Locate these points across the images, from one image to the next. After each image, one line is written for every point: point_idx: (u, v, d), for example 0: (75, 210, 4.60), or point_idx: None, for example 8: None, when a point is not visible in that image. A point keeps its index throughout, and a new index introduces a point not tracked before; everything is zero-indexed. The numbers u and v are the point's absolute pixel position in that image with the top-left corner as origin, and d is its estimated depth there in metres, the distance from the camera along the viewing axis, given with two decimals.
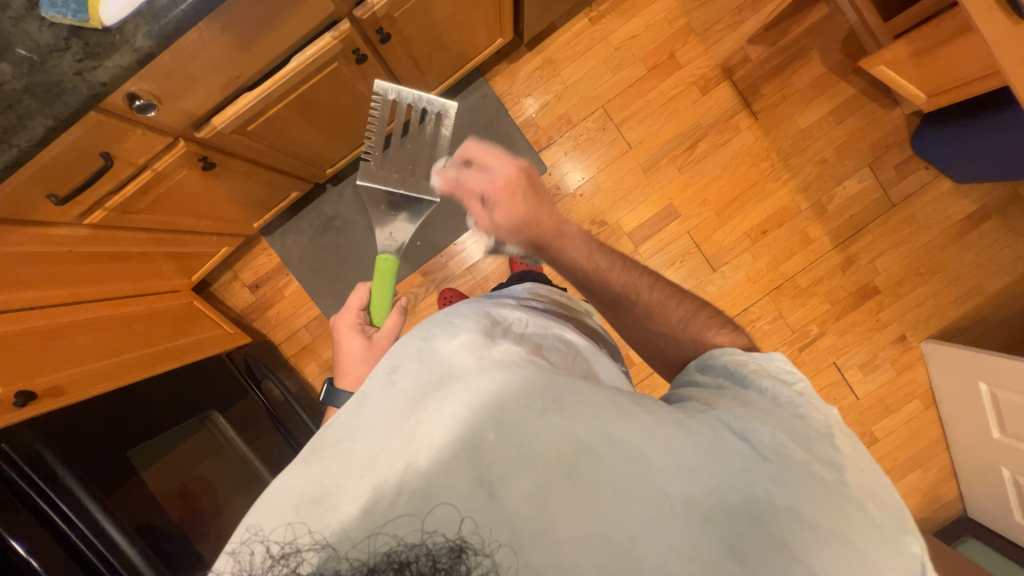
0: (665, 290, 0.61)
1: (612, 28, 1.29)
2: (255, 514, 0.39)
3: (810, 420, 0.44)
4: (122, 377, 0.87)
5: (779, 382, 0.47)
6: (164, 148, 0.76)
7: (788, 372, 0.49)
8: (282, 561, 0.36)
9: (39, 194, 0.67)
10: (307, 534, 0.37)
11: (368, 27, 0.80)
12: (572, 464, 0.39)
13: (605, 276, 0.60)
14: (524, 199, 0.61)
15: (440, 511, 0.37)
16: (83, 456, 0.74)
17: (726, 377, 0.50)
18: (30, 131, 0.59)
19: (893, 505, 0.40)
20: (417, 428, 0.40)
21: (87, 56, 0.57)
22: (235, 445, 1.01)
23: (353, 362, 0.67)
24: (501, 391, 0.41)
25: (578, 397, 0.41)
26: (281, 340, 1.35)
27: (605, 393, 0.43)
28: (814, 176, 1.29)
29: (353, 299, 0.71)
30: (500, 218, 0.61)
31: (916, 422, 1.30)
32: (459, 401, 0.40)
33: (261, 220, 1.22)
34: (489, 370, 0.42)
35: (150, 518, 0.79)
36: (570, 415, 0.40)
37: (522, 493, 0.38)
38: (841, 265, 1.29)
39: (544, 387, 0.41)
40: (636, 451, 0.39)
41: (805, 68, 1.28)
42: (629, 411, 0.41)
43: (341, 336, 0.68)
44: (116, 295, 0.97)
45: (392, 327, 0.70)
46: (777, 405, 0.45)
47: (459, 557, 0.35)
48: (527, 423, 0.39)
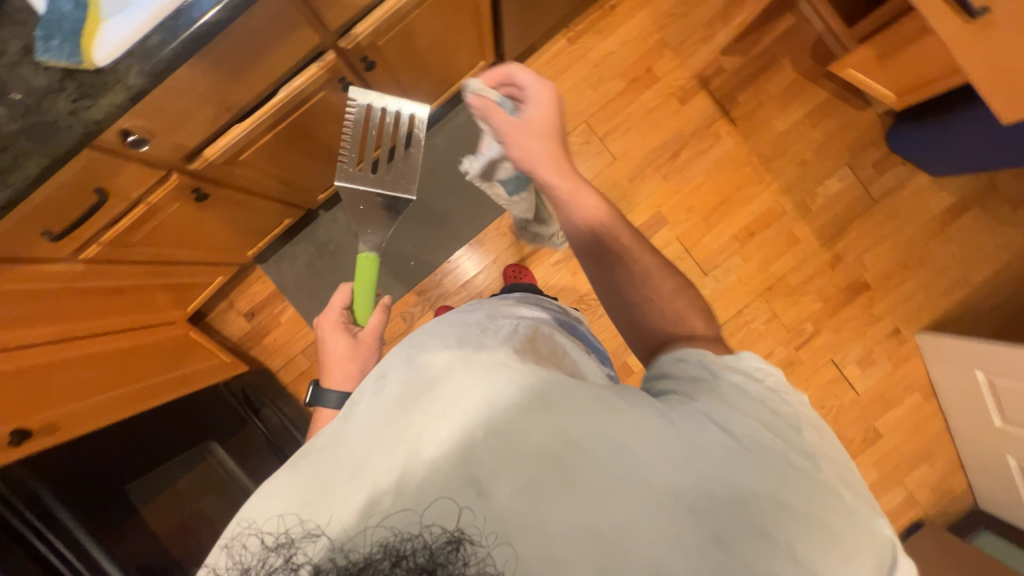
0: (643, 245, 0.63)
1: (590, 46, 1.34)
2: (247, 506, 0.40)
3: (782, 414, 0.44)
4: (126, 408, 0.87)
5: (749, 378, 0.46)
6: (157, 182, 0.78)
7: (758, 366, 0.47)
8: (280, 550, 0.37)
9: (33, 232, 0.69)
10: (299, 524, 0.38)
11: (353, 57, 0.82)
12: (561, 460, 0.39)
13: (591, 219, 0.63)
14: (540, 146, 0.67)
15: (433, 509, 0.37)
16: (79, 494, 0.74)
17: (699, 372, 0.47)
18: (26, 170, 0.60)
19: (860, 490, 0.42)
20: (406, 430, 0.40)
21: (81, 96, 0.59)
22: (236, 477, 0.99)
23: (339, 360, 0.67)
24: (488, 389, 0.41)
25: (565, 393, 0.41)
26: (279, 367, 1.34)
27: (592, 389, 0.43)
28: (795, 177, 1.33)
29: (336, 298, 0.71)
30: (518, 154, 0.66)
31: (918, 414, 1.30)
32: (445, 400, 0.40)
33: (255, 249, 1.23)
34: (476, 370, 0.41)
35: (149, 556, 0.79)
36: (558, 411, 0.40)
37: (512, 489, 0.38)
38: (830, 262, 1.31)
39: (531, 386, 0.41)
40: (623, 445, 0.40)
41: (778, 75, 1.33)
42: (616, 407, 0.41)
43: (326, 335, 0.68)
44: (113, 329, 0.97)
45: (376, 327, 0.70)
46: (750, 399, 0.44)
47: (458, 545, 0.36)
48: (515, 420, 0.40)
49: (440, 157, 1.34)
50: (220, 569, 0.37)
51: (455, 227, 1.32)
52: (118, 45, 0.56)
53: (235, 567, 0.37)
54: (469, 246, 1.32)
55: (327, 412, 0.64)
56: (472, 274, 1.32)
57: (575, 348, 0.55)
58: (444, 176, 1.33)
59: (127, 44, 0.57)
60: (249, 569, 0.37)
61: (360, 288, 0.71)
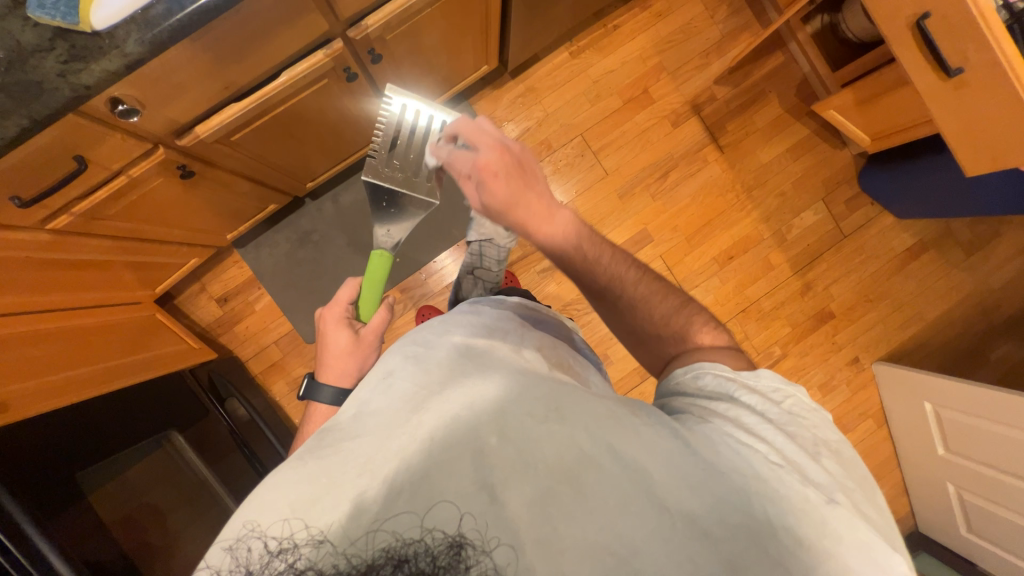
0: (652, 286, 0.64)
1: (590, 62, 1.37)
2: (249, 508, 0.38)
3: (798, 438, 0.46)
4: (78, 393, 0.83)
5: (766, 401, 0.49)
6: (142, 155, 0.74)
7: (775, 388, 0.50)
8: (282, 555, 0.35)
9: (1, 195, 0.64)
10: (304, 529, 0.36)
11: (360, 48, 0.81)
12: (574, 473, 0.40)
13: (592, 267, 0.61)
14: (511, 181, 0.59)
15: (439, 510, 0.36)
16: (25, 487, 0.67)
17: (720, 387, 0.51)
18: (2, 130, 0.56)
19: (877, 525, 0.43)
20: (418, 430, 0.40)
21: (72, 59, 0.55)
22: (192, 467, 0.94)
23: (339, 356, 0.66)
24: (504, 397, 0.42)
25: (577, 407, 0.43)
26: (249, 357, 1.29)
27: (604, 404, 0.45)
28: (774, 207, 1.39)
29: (342, 292, 0.69)
30: (487, 198, 0.59)
31: (870, 440, 1.37)
32: (461, 403, 0.41)
33: (235, 232, 1.18)
34: (493, 377, 0.43)
35: (95, 555, 0.70)
36: (572, 424, 0.42)
37: (523, 498, 0.38)
38: (800, 290, 1.38)
39: (544, 397, 0.43)
40: (635, 461, 0.41)
41: (765, 108, 1.40)
42: (627, 424, 0.43)
43: (328, 329, 0.67)
44: (74, 305, 0.91)
45: (378, 326, 0.68)
46: (766, 421, 0.47)
47: (459, 553, 0.35)
48: (528, 428, 0.40)
49: None
50: (221, 571, 0.34)
51: (444, 228, 1.31)
52: (119, 10, 0.54)
53: (236, 570, 0.34)
54: (456, 249, 1.32)
55: (322, 406, 0.64)
56: (457, 276, 1.32)
57: (579, 363, 0.57)
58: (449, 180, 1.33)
59: (129, 10, 0.54)
60: (252, 571, 0.34)
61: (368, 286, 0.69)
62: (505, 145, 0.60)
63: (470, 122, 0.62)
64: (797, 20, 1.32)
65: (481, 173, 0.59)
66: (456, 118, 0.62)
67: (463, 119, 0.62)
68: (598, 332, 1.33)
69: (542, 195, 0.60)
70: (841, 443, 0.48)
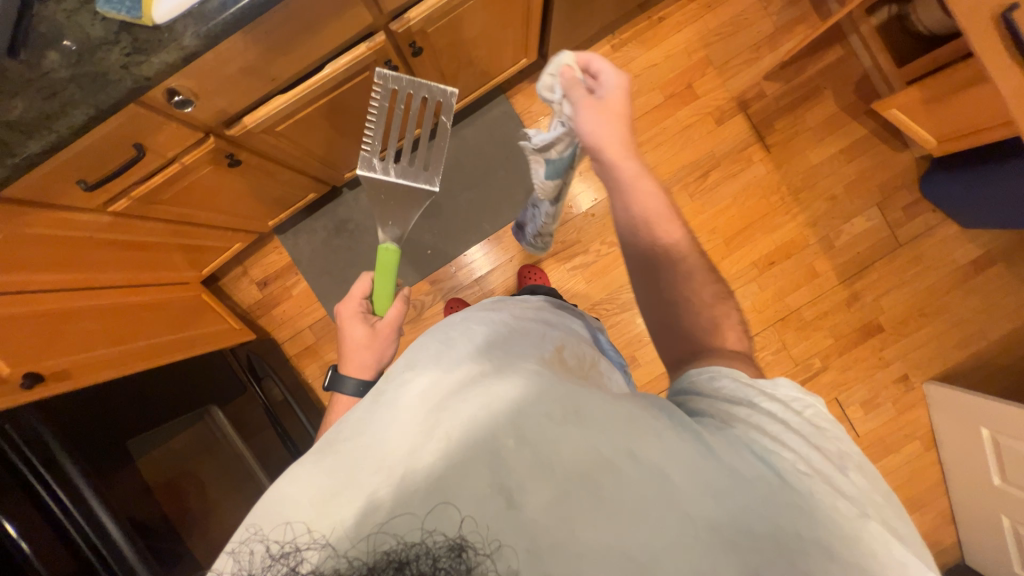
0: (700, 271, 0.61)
1: (633, 56, 1.33)
2: (255, 514, 0.39)
3: (820, 446, 0.43)
4: (132, 365, 0.88)
5: (785, 407, 0.45)
6: (194, 143, 0.78)
7: (791, 395, 0.47)
8: (282, 560, 0.36)
9: (68, 179, 0.69)
10: (306, 532, 0.37)
11: (402, 41, 0.82)
12: (592, 477, 0.39)
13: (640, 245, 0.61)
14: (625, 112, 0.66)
15: (442, 510, 0.36)
16: (83, 447, 0.72)
17: (734, 391, 0.47)
18: (71, 119, 0.60)
19: (904, 537, 0.40)
20: (435, 428, 0.40)
21: (134, 51, 0.58)
22: (229, 441, 1.01)
23: (357, 349, 0.68)
24: (525, 398, 0.41)
25: (598, 412, 0.42)
26: (285, 339, 1.34)
27: (623, 407, 0.43)
28: (823, 211, 1.31)
29: (357, 287, 0.71)
30: (609, 99, 0.64)
31: (916, 464, 1.28)
32: (478, 402, 0.41)
33: (277, 219, 1.23)
34: (511, 377, 0.43)
35: (138, 513, 0.74)
36: (589, 428, 0.41)
37: (542, 503, 0.37)
38: (846, 300, 1.30)
39: (563, 398, 0.42)
40: (657, 469, 0.39)
41: (818, 106, 1.32)
42: (651, 430, 0.41)
43: (344, 324, 0.69)
44: (131, 283, 0.98)
45: (394, 315, 0.70)
46: (785, 427, 0.44)
47: (460, 556, 0.34)
48: (547, 432, 0.40)
49: (469, 149, 1.33)
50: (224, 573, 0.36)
51: (476, 222, 1.32)
52: (177, 5, 0.57)
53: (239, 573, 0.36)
54: (486, 242, 1.32)
55: (344, 398, 0.67)
56: (486, 271, 1.32)
57: (603, 364, 0.56)
58: (484, 174, 1.32)
59: (186, 4, 0.57)
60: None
61: (381, 279, 0.70)
62: None
63: None
64: (860, 11, 1.23)
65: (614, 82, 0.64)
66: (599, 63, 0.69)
67: None
68: (626, 334, 1.30)
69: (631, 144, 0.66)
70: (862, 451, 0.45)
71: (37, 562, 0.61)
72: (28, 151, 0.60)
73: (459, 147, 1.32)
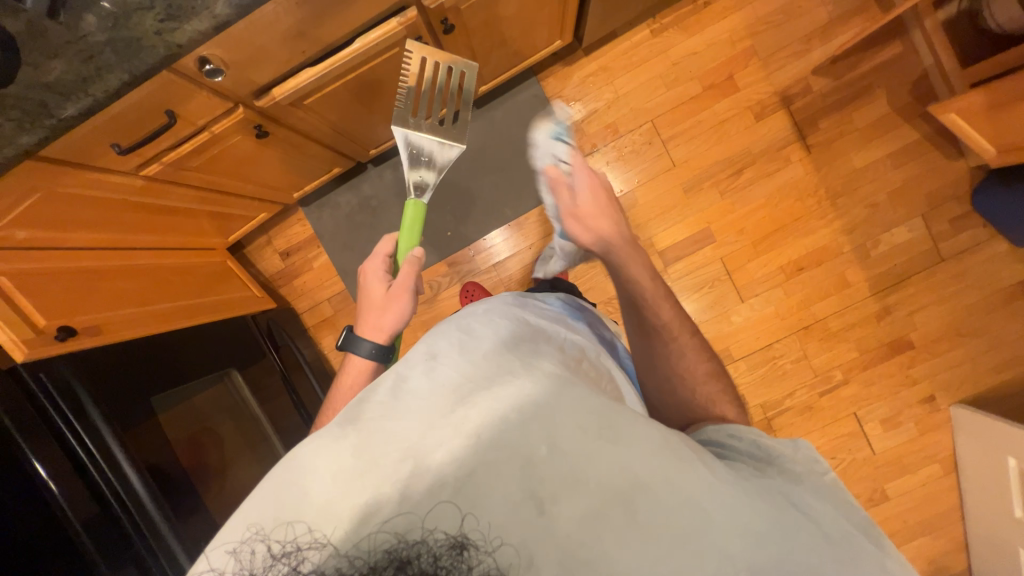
0: (696, 358, 0.61)
1: (673, 42, 1.27)
2: (252, 510, 0.38)
3: (849, 510, 0.43)
4: (156, 325, 0.91)
5: (810, 472, 0.46)
6: (224, 113, 0.79)
7: (804, 456, 0.48)
8: (285, 558, 0.37)
9: (103, 142, 0.71)
10: (307, 532, 0.37)
11: (434, 17, 0.80)
12: (625, 496, 0.39)
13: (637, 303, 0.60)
14: (599, 198, 0.62)
15: (441, 510, 0.37)
16: (109, 397, 0.75)
17: (752, 454, 0.48)
18: (107, 83, 0.61)
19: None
20: (463, 423, 0.40)
21: (168, 18, 0.58)
22: (248, 405, 1.01)
23: (375, 310, 0.68)
24: (559, 405, 0.41)
25: (632, 429, 0.41)
26: (304, 310, 1.38)
27: (657, 428, 0.43)
28: (861, 218, 1.25)
29: (382, 246, 0.72)
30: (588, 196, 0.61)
31: (933, 487, 1.24)
32: (509, 402, 0.41)
33: (302, 192, 1.24)
34: (542, 380, 0.42)
35: (160, 460, 0.78)
36: (623, 445, 0.40)
37: (571, 516, 0.38)
38: (877, 314, 1.25)
39: (598, 411, 0.42)
40: (693, 500, 0.39)
41: (868, 106, 1.24)
42: (687, 458, 0.41)
43: (366, 282, 0.70)
44: (159, 245, 1.01)
45: (410, 272, 0.69)
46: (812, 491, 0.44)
47: (460, 554, 0.36)
48: (578, 444, 0.40)
49: (496, 132, 1.30)
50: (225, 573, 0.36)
51: (498, 207, 1.30)
52: None
53: (240, 572, 0.37)
54: (506, 228, 1.31)
55: (356, 358, 0.67)
56: (504, 256, 1.31)
57: (620, 378, 0.58)
58: (510, 159, 1.30)
59: None
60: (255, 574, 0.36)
61: (406, 234, 0.70)
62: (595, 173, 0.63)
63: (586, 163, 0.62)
64: (926, 5, 1.14)
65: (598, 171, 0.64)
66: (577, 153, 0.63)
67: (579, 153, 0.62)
68: None
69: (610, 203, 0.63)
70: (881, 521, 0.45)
71: (65, 505, 0.66)
72: (66, 114, 0.61)
73: (487, 128, 1.30)
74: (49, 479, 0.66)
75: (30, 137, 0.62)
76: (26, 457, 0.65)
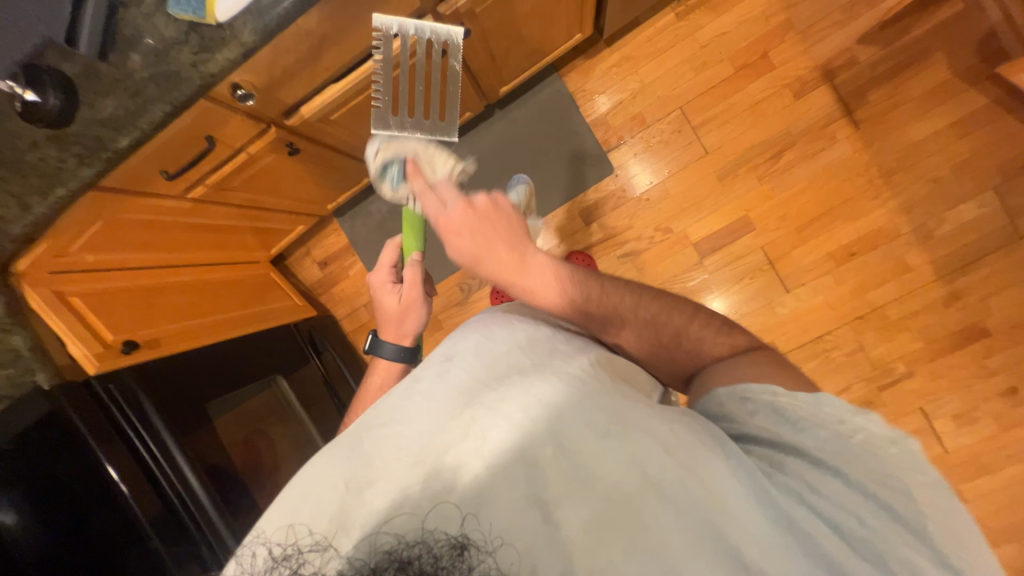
0: (655, 304, 0.57)
1: (700, 24, 1.22)
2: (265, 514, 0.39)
3: (892, 489, 0.39)
4: (209, 336, 0.97)
5: (838, 435, 0.41)
6: (259, 133, 0.83)
7: (846, 415, 0.42)
8: (286, 562, 0.35)
9: (154, 170, 0.77)
10: (309, 534, 0.36)
11: (450, 23, 0.81)
12: (635, 500, 0.37)
13: (588, 306, 0.56)
14: (476, 235, 0.56)
15: (442, 510, 0.36)
16: (170, 405, 0.81)
17: (772, 420, 0.43)
18: (151, 115, 0.65)
19: None
20: (472, 425, 0.40)
21: (201, 50, 0.63)
22: (293, 408, 1.06)
23: (394, 317, 0.70)
24: (568, 406, 0.41)
25: (642, 428, 0.40)
26: (342, 316, 1.43)
27: (670, 426, 0.41)
28: (920, 196, 1.14)
29: (385, 256, 0.71)
30: (454, 249, 0.57)
31: (1017, 490, 1.12)
32: (521, 401, 0.41)
33: (335, 203, 1.29)
34: (552, 381, 0.42)
35: (219, 461, 0.85)
36: (633, 444, 0.39)
37: (579, 520, 0.36)
38: (943, 299, 1.14)
39: (607, 409, 0.41)
40: (706, 502, 0.38)
41: (924, 73, 1.13)
42: (700, 458, 0.40)
43: (377, 293, 0.70)
44: (210, 262, 1.08)
45: (415, 279, 0.69)
46: (844, 467, 0.40)
47: (461, 554, 0.34)
48: (587, 443, 0.39)
49: (520, 131, 1.29)
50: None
51: None
52: (235, 4, 0.60)
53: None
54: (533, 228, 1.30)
55: (384, 363, 0.70)
56: None
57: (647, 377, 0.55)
58: (535, 157, 1.29)
59: (243, 2, 0.60)
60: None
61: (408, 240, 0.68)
62: (470, 203, 0.57)
63: (476, 202, 0.57)
64: None
65: (474, 201, 0.57)
66: (477, 193, 0.58)
67: (479, 194, 0.58)
68: None
69: (511, 251, 0.56)
70: (937, 486, 0.40)
71: (134, 504, 0.71)
72: (118, 146, 0.66)
73: (510, 128, 1.29)
74: (121, 482, 0.71)
75: (90, 170, 0.68)
76: (99, 460, 0.70)
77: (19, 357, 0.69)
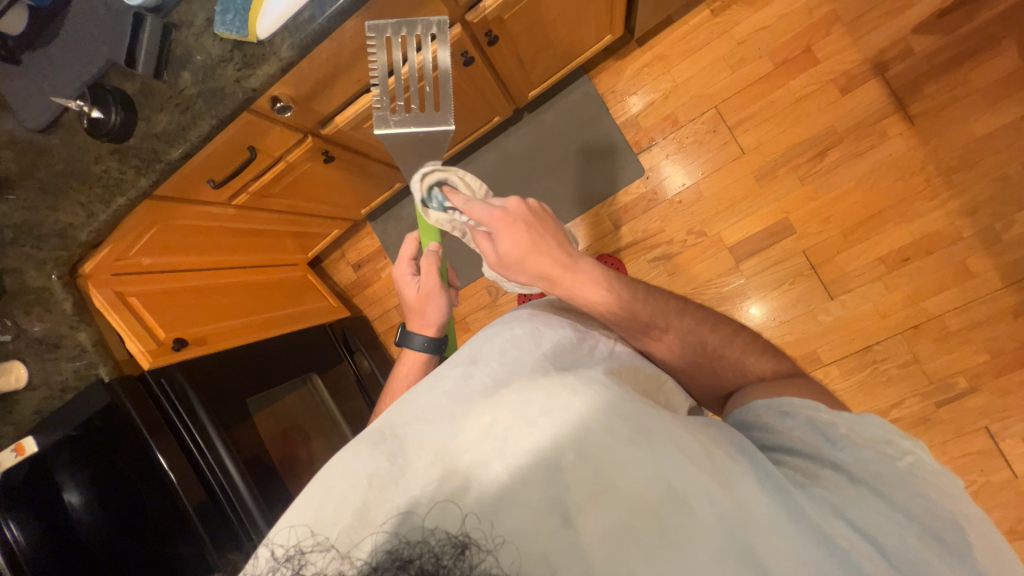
0: (698, 316, 0.58)
1: (737, 20, 1.17)
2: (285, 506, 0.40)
3: (936, 517, 0.38)
4: (251, 334, 1.03)
5: (882, 455, 0.40)
6: (297, 143, 0.87)
7: (890, 436, 0.41)
8: (288, 562, 0.36)
9: (202, 178, 0.82)
10: (309, 535, 0.37)
11: (478, 30, 0.83)
12: (658, 511, 0.36)
13: (632, 304, 0.55)
14: (530, 234, 0.54)
15: (446, 509, 0.36)
16: (215, 401, 0.86)
17: (810, 435, 0.43)
18: (200, 129, 0.70)
19: None
20: (493, 427, 0.40)
21: (244, 66, 0.67)
22: (326, 405, 1.10)
23: (416, 308, 0.71)
24: (592, 412, 0.40)
25: (668, 437, 0.39)
26: (375, 317, 1.47)
27: (699, 439, 0.40)
28: (985, 196, 1.05)
29: (404, 249, 0.72)
30: (504, 247, 0.54)
31: None
32: (544, 405, 0.40)
33: (368, 208, 1.33)
34: (579, 389, 0.41)
35: (260, 454, 0.89)
36: (658, 454, 0.38)
37: (599, 529, 0.36)
38: (1012, 309, 1.04)
39: (632, 418, 0.40)
40: (734, 518, 0.36)
41: (987, 64, 1.05)
42: (729, 473, 0.38)
43: (400, 285, 0.72)
44: (252, 264, 1.15)
45: (431, 269, 0.68)
46: (889, 490, 0.39)
47: (461, 552, 0.34)
48: (610, 449, 0.38)
49: (548, 134, 1.29)
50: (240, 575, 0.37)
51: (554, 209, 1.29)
52: (276, 20, 0.63)
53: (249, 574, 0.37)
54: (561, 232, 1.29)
55: (412, 352, 0.71)
56: None
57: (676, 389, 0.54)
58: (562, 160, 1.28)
59: (283, 19, 0.64)
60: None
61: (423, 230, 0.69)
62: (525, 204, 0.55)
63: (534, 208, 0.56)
64: None
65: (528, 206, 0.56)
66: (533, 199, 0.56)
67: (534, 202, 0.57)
68: None
69: (564, 252, 0.55)
70: (982, 518, 0.39)
71: (181, 491, 0.75)
72: (171, 158, 0.71)
73: (537, 131, 1.29)
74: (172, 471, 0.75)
75: (146, 180, 0.72)
76: (150, 447, 0.74)
77: (84, 352, 0.76)
